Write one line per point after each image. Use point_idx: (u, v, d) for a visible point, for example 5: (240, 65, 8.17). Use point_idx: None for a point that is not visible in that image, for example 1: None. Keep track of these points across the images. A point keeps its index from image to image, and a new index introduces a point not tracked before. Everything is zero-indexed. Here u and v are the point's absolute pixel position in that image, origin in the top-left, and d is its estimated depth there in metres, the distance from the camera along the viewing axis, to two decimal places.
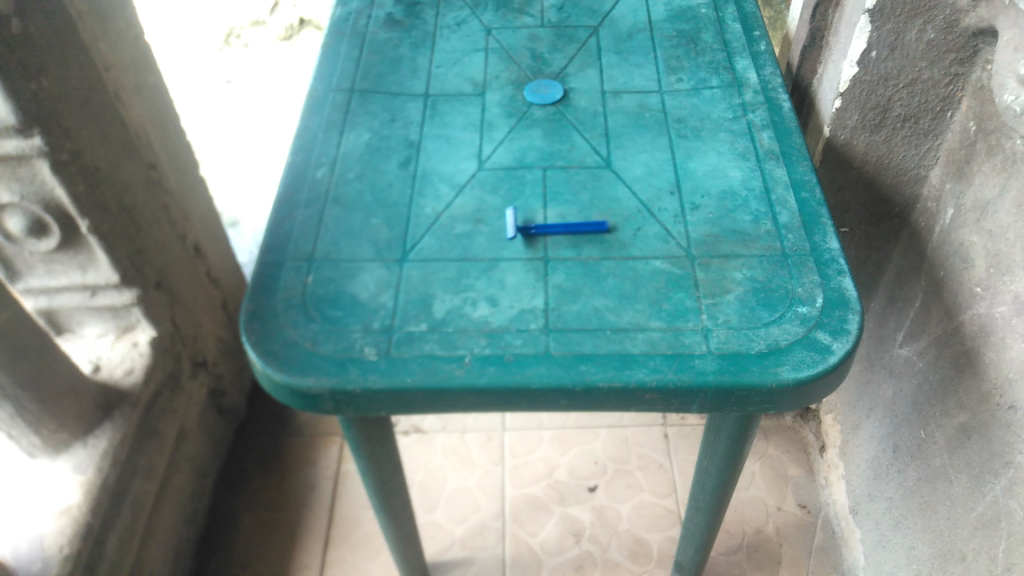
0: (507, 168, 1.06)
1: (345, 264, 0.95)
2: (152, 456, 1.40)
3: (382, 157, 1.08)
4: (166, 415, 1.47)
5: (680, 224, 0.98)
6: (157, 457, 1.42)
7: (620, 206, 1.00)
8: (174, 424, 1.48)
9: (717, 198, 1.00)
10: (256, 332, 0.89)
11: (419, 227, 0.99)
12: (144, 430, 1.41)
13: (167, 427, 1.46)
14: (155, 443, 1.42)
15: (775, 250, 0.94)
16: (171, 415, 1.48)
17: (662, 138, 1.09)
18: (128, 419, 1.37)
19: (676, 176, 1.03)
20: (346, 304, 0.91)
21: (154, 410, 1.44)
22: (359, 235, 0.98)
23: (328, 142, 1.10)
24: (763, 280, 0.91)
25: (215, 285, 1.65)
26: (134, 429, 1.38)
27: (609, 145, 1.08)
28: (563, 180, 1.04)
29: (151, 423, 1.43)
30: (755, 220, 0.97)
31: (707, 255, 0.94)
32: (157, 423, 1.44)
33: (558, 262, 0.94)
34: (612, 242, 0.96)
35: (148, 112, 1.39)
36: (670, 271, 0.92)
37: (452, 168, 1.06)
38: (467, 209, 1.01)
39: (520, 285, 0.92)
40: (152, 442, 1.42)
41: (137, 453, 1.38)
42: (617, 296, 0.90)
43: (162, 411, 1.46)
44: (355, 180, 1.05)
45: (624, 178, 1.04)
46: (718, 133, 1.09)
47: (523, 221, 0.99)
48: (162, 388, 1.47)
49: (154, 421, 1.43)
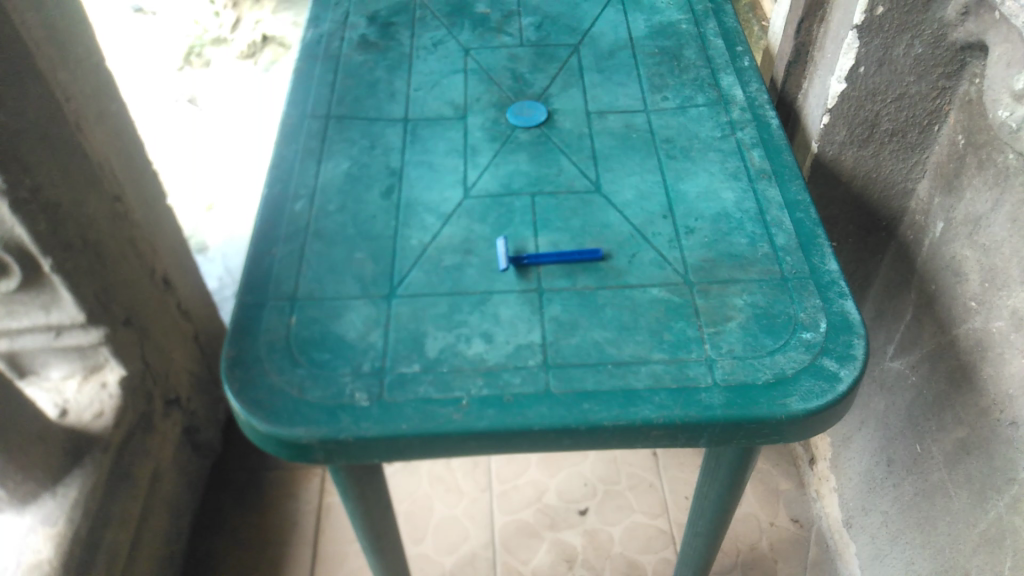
0: (493, 195, 1.02)
1: (330, 302, 0.91)
2: (126, 502, 1.34)
3: (363, 186, 1.04)
4: (141, 458, 1.40)
5: (677, 249, 0.95)
6: (132, 502, 1.35)
7: (614, 232, 0.97)
8: (149, 466, 1.42)
9: (711, 220, 0.98)
10: (238, 379, 0.84)
11: (406, 260, 0.95)
12: (117, 474, 1.34)
13: (142, 470, 1.39)
14: (129, 488, 1.35)
15: (774, 274, 0.92)
16: (145, 457, 1.42)
17: (651, 160, 1.06)
18: (100, 464, 1.31)
19: (668, 199, 1.01)
20: (332, 345, 0.87)
21: (127, 452, 1.38)
22: (343, 271, 0.94)
23: (306, 172, 1.05)
24: (765, 305, 0.89)
25: (186, 318, 1.59)
26: (106, 473, 1.32)
27: (597, 168, 1.05)
28: (552, 206, 1.01)
29: (125, 467, 1.36)
30: (752, 242, 0.95)
31: (705, 281, 0.91)
32: (131, 467, 1.37)
33: (553, 293, 0.91)
34: (607, 270, 0.93)
35: (111, 142, 1.33)
36: (669, 299, 0.90)
37: (436, 197, 1.03)
38: (455, 239, 0.97)
39: (515, 319, 0.89)
40: (126, 487, 1.35)
41: (111, 500, 1.31)
42: (616, 327, 0.87)
43: (137, 453, 1.40)
44: (336, 212, 1.00)
45: (615, 202, 1.01)
46: (708, 152, 1.07)
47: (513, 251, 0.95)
48: (134, 429, 1.41)
49: (127, 465, 1.37)
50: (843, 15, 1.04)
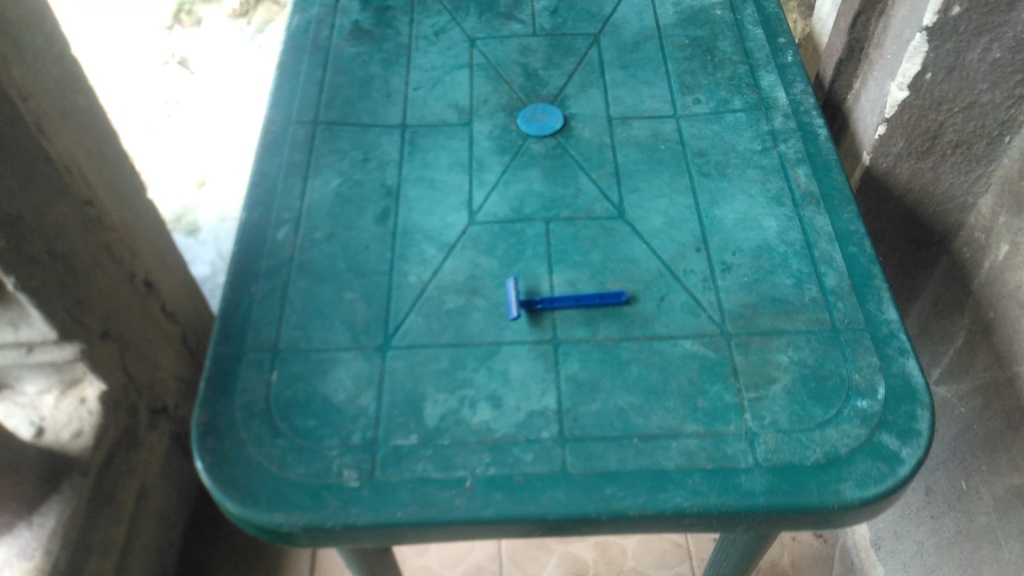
0: (502, 221, 0.90)
1: (316, 355, 0.79)
2: (108, 527, 1.26)
3: (355, 209, 0.92)
4: (124, 476, 1.32)
5: (713, 292, 0.83)
6: (115, 527, 1.27)
7: (640, 268, 0.85)
8: (134, 485, 1.34)
9: (751, 255, 0.86)
10: (210, 451, 0.74)
11: (402, 302, 0.84)
12: (99, 498, 1.25)
13: (126, 490, 1.31)
14: (112, 512, 1.27)
15: (824, 324, 0.80)
16: (131, 475, 1.33)
17: (681, 178, 0.93)
18: (79, 489, 1.22)
19: (701, 228, 0.88)
20: (318, 410, 0.76)
21: (110, 472, 1.29)
22: (331, 315, 0.82)
23: (290, 191, 0.93)
24: (814, 364, 0.77)
25: (173, 320, 1.49)
26: (87, 498, 1.23)
27: (620, 188, 0.93)
28: (569, 235, 0.88)
29: (108, 488, 1.28)
30: (798, 283, 0.83)
31: (745, 334, 0.79)
32: (115, 487, 1.29)
33: (570, 345, 0.79)
34: (632, 318, 0.81)
35: (80, 141, 1.20)
36: (703, 355, 0.78)
37: (436, 223, 0.90)
38: (458, 276, 0.85)
39: (526, 378, 0.77)
40: (108, 510, 1.27)
41: (92, 526, 1.23)
42: (642, 391, 0.76)
43: (120, 472, 1.31)
44: (323, 242, 0.89)
45: (640, 231, 0.89)
46: (746, 169, 0.93)
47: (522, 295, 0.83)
48: (118, 445, 1.32)
49: (109, 486, 1.28)
50: (910, 13, 0.90)
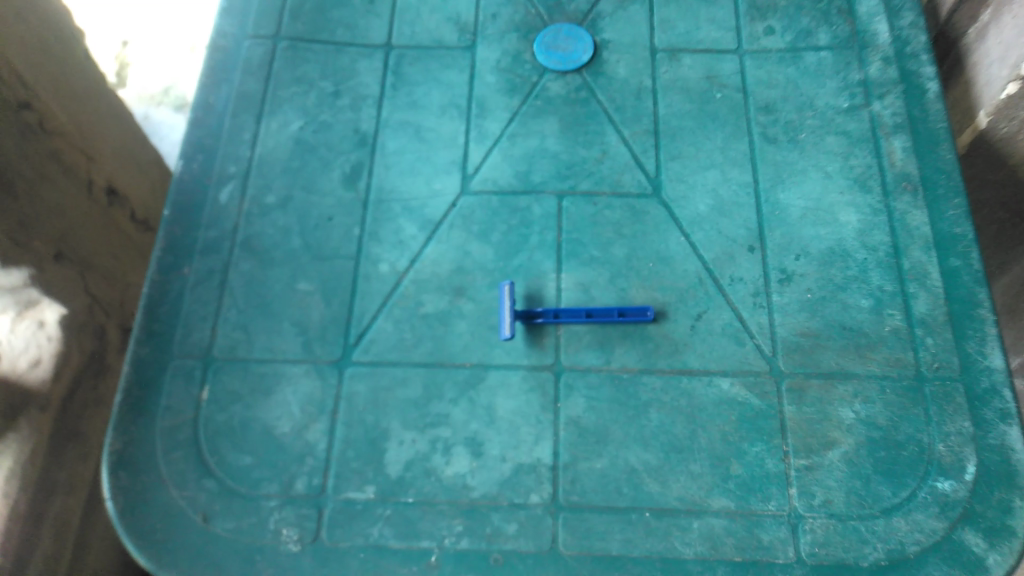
0: (504, 192, 0.71)
1: (258, 368, 0.64)
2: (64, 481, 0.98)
3: (319, 165, 0.72)
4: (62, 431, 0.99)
5: (765, 313, 0.65)
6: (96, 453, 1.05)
7: (675, 273, 0.66)
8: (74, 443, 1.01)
9: (820, 262, 0.66)
10: (123, 491, 0.60)
11: (369, 299, 0.66)
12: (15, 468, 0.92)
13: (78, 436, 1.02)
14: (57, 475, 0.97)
15: (905, 369, 0.62)
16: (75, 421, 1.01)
17: (740, 143, 0.72)
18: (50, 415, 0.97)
19: (758, 219, 0.68)
20: (256, 443, 0.61)
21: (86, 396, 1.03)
22: (279, 313, 0.66)
23: (238, 136, 0.74)
24: (886, 425, 0.60)
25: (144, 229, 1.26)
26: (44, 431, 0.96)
27: (657, 153, 0.72)
28: (587, 218, 0.69)
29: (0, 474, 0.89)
30: (876, 307, 0.64)
31: (799, 376, 0.62)
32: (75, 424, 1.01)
33: (576, 376, 0.63)
34: (658, 343, 0.64)
35: (12, 28, 0.91)
36: (743, 402, 0.61)
37: (420, 191, 0.71)
38: (441, 267, 0.67)
39: (517, 419, 0.61)
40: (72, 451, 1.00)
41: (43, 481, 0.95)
42: (662, 448, 0.60)
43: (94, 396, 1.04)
44: (276, 210, 0.70)
45: (678, 218, 0.69)
46: (825, 136, 0.72)
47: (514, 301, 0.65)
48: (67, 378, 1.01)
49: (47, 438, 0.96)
50: None
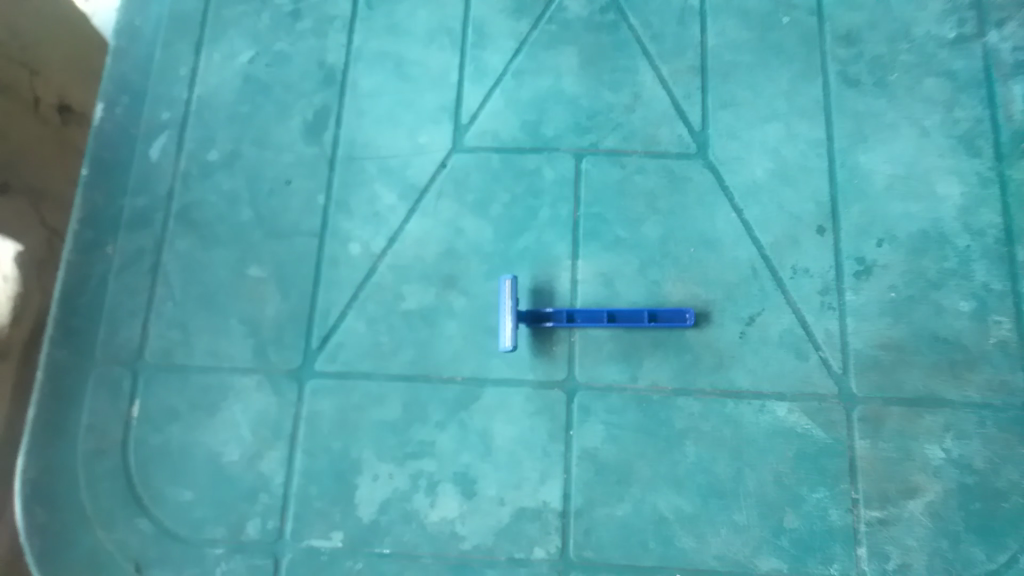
0: (507, 150, 0.56)
1: (199, 379, 0.52)
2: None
3: (274, 112, 0.57)
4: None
5: (835, 320, 0.51)
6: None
7: (725, 262, 0.52)
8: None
9: (911, 251, 0.52)
10: (37, 531, 0.50)
11: (336, 291, 0.53)
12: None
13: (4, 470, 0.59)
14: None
15: (1014, 396, 0.49)
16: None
17: (811, 86, 0.56)
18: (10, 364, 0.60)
19: (830, 193, 0.53)
20: (199, 476, 0.50)
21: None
22: (225, 307, 0.53)
23: (173, 72, 0.58)
24: (982, 468, 0.48)
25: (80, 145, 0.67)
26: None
27: (704, 99, 0.56)
28: (612, 186, 0.54)
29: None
30: (978, 312, 0.51)
31: (877, 403, 0.49)
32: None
33: (594, 397, 0.50)
34: (699, 354, 0.50)
35: None
36: (803, 436, 0.49)
37: (401, 148, 0.56)
38: (428, 250, 0.54)
39: (520, 451, 0.49)
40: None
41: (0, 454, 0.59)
42: (700, 491, 0.48)
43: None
44: (222, 172, 0.56)
45: (728, 189, 0.54)
46: (924, 79, 0.55)
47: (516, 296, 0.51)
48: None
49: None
50: None
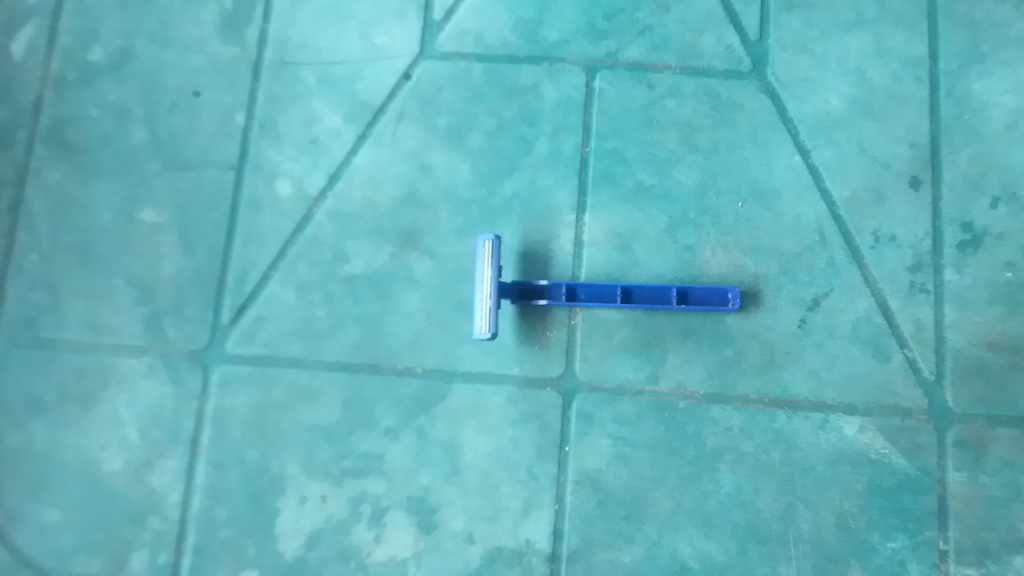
0: (463, 77, 0.87)
1: (115, 358, 0.82)
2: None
3: (196, 120, 0.86)
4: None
5: (828, 479, 0.79)
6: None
7: (790, 221, 0.83)
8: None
9: (699, 188, 0.84)
10: None
11: (254, 241, 0.84)
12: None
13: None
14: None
15: (735, 415, 0.80)
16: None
17: (721, 180, 0.84)
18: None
19: (727, 159, 0.85)
20: (87, 476, 0.80)
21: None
22: (102, 263, 0.84)
23: (143, 71, 0.87)
24: (755, 492, 0.79)
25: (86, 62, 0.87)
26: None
27: (774, 59, 0.86)
28: (634, 103, 0.86)
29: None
30: (828, 289, 0.82)
31: (904, 367, 0.81)
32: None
33: (602, 400, 0.81)
34: (737, 334, 0.81)
35: None
36: (670, 400, 0.81)
37: (344, 69, 0.87)
38: (374, 174, 0.85)
39: (511, 437, 0.80)
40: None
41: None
42: (627, 470, 0.80)
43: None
44: (132, 227, 0.84)
45: (802, 145, 0.85)
46: (711, 76, 0.86)
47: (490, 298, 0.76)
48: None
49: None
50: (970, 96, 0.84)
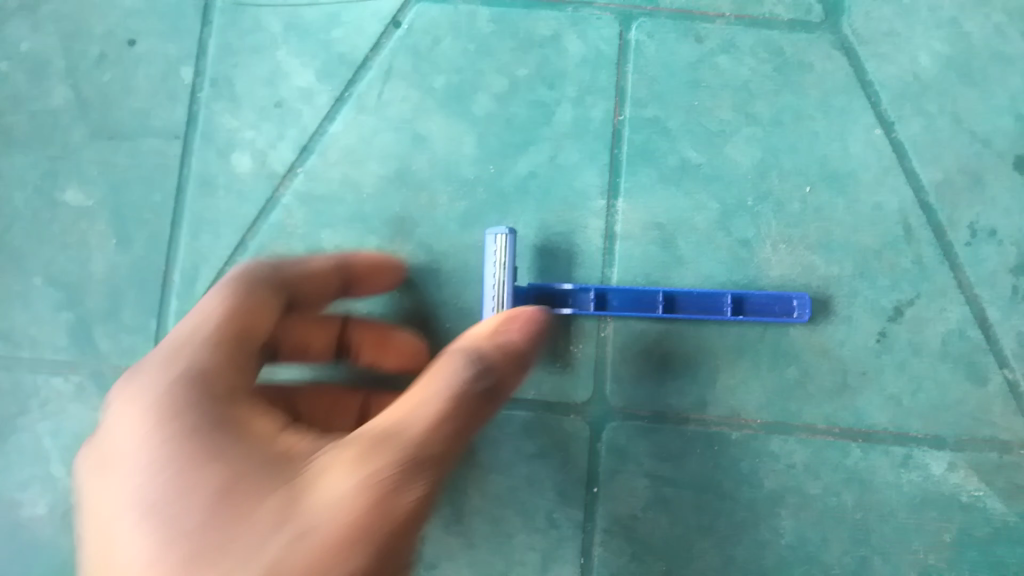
0: (456, 20, 0.86)
1: (45, 377, 0.81)
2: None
3: (127, 73, 0.86)
4: (228, 535, 0.47)
5: (910, 528, 0.79)
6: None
7: (870, 210, 0.82)
8: (291, 525, 0.47)
9: (708, 171, 0.83)
10: None
11: (199, 238, 0.83)
12: (127, 471, 0.51)
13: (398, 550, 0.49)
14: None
15: (757, 436, 0.80)
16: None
17: (785, 161, 0.83)
18: (390, 458, 0.51)
19: (793, 131, 0.84)
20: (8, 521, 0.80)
21: (375, 437, 0.52)
22: (34, 269, 0.83)
23: (61, 12, 0.86)
24: (811, 542, 0.79)
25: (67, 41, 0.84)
26: (172, 414, 0.52)
27: (852, 6, 0.86)
28: (686, 60, 0.85)
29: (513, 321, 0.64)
30: (894, 316, 0.81)
31: (1007, 393, 0.80)
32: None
33: (630, 423, 0.80)
34: (802, 350, 0.80)
35: None
36: (719, 430, 0.80)
37: (316, 12, 0.86)
38: (347, 141, 0.84)
39: (532, 475, 0.80)
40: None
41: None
42: (670, 518, 0.79)
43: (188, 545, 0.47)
44: (54, 211, 0.83)
45: (885, 116, 0.84)
46: (713, 33, 0.86)
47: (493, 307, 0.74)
48: (322, 557, 0.46)
49: (137, 525, 0.48)
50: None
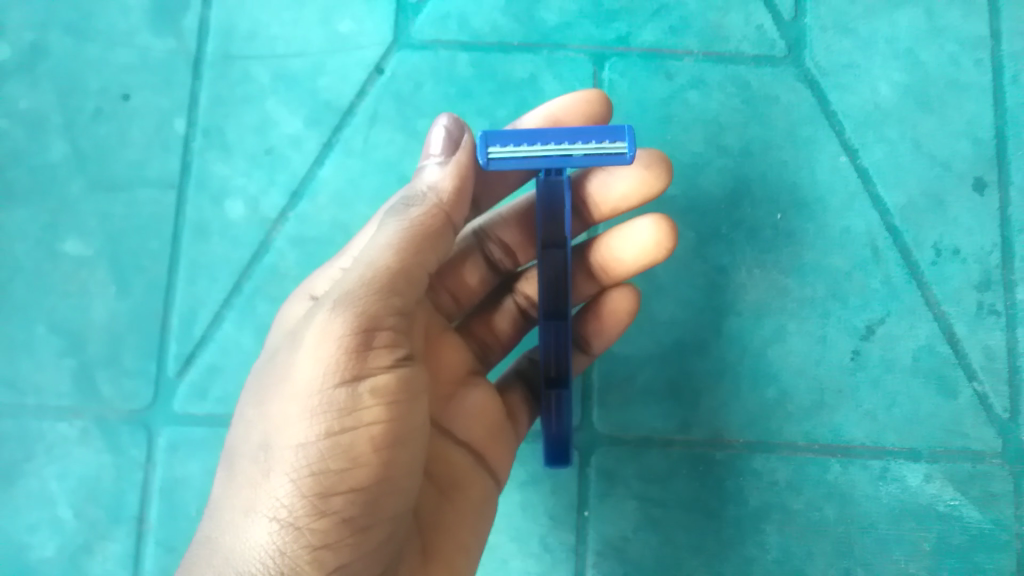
0: (434, 66, 0.88)
1: (47, 423, 0.82)
2: (250, 482, 0.57)
3: (121, 126, 0.87)
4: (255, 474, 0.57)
5: (891, 539, 0.80)
6: (475, 513, 0.69)
7: (839, 233, 0.84)
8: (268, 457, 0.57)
9: (687, 202, 0.85)
10: None
11: (193, 282, 0.84)
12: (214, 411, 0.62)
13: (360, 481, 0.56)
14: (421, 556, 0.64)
15: (740, 453, 0.81)
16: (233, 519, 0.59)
17: (757, 189, 0.85)
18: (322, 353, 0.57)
19: (762, 159, 0.86)
20: (13, 567, 0.80)
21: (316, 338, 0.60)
22: (35, 317, 0.84)
23: (57, 70, 0.88)
24: (797, 556, 0.79)
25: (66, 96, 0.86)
26: None
27: (814, 41, 0.88)
28: (662, 96, 0.87)
29: (586, 114, 0.77)
30: (863, 332, 0.83)
31: (977, 405, 0.81)
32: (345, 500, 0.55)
33: (618, 447, 0.81)
34: (784, 371, 0.82)
35: None
36: (703, 450, 0.81)
37: (302, 62, 0.88)
38: (334, 184, 0.85)
39: (528, 502, 0.80)
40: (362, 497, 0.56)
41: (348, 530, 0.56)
42: (660, 538, 0.80)
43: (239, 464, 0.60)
44: (54, 262, 0.85)
45: (850, 143, 0.86)
46: (684, 70, 0.88)
47: (577, 140, 0.63)
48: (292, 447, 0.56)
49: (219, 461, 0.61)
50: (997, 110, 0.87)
